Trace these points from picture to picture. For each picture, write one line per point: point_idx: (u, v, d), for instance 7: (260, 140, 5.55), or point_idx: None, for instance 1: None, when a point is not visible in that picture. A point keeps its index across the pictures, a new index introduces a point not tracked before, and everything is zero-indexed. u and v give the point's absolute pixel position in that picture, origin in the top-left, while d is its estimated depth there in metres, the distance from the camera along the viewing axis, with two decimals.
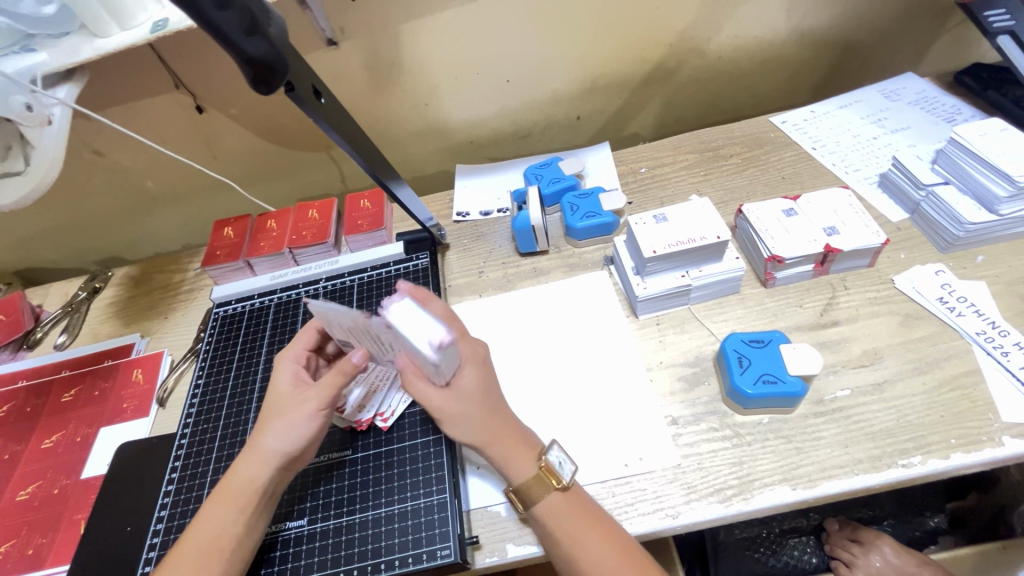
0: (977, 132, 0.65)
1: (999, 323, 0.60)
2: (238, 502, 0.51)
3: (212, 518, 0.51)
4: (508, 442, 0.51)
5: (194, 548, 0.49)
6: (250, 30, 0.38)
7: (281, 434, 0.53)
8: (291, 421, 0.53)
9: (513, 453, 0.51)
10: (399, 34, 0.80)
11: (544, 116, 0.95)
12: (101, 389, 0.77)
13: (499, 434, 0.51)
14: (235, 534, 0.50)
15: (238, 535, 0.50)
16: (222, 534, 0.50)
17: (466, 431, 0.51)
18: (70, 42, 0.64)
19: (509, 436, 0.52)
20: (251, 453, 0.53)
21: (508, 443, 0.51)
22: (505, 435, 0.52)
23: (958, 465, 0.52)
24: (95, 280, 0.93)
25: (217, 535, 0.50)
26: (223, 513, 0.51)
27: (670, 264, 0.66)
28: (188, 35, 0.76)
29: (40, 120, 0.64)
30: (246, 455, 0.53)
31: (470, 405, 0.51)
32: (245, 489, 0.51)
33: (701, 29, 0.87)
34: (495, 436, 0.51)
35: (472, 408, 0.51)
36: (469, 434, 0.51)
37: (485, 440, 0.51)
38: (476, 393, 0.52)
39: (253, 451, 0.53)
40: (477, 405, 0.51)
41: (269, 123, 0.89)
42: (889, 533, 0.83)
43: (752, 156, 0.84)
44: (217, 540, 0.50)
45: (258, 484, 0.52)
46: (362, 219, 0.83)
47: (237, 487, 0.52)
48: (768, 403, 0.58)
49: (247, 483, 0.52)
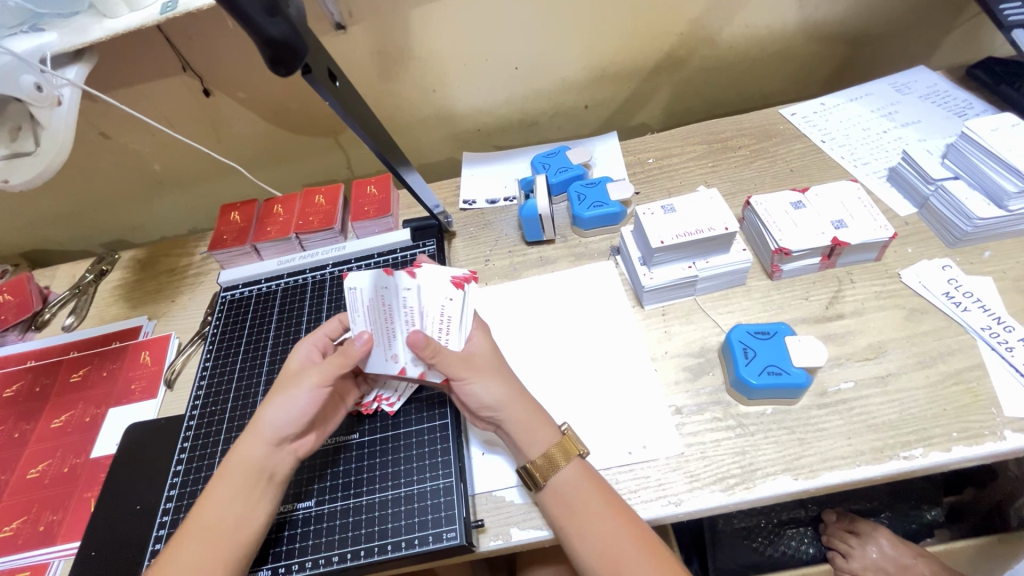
0: (988, 127, 0.65)
1: (1005, 318, 0.60)
2: (235, 484, 0.52)
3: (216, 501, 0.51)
4: (529, 412, 0.54)
5: (204, 531, 0.50)
6: (271, 11, 0.38)
7: (284, 411, 0.54)
8: (293, 398, 0.54)
9: (535, 423, 0.54)
10: (408, 19, 0.80)
11: (552, 104, 0.95)
12: (109, 370, 0.78)
13: (519, 402, 0.55)
14: (239, 517, 0.51)
15: (241, 516, 0.51)
16: (229, 514, 0.51)
17: (488, 392, 0.54)
18: (79, 22, 0.64)
19: (530, 407, 0.55)
20: (253, 430, 0.54)
21: (529, 413, 0.54)
22: (526, 405, 0.55)
23: (959, 458, 0.53)
24: (102, 262, 0.94)
25: (225, 517, 0.51)
26: (230, 496, 0.52)
27: (676, 256, 0.66)
28: (197, 17, 0.76)
29: (50, 100, 0.64)
30: (250, 434, 0.54)
31: (489, 367, 0.56)
32: (250, 469, 0.52)
33: (712, 19, 0.86)
34: (516, 401, 0.55)
35: (492, 369, 0.56)
36: (491, 396, 0.54)
37: (505, 400, 0.54)
38: (491, 358, 0.57)
39: (255, 429, 0.54)
40: (498, 379, 0.55)
41: (276, 108, 0.89)
42: (886, 524, 0.84)
43: (761, 148, 0.84)
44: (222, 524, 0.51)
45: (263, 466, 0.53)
46: (369, 206, 0.83)
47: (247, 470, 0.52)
48: (772, 394, 0.58)
49: (254, 465, 0.53)
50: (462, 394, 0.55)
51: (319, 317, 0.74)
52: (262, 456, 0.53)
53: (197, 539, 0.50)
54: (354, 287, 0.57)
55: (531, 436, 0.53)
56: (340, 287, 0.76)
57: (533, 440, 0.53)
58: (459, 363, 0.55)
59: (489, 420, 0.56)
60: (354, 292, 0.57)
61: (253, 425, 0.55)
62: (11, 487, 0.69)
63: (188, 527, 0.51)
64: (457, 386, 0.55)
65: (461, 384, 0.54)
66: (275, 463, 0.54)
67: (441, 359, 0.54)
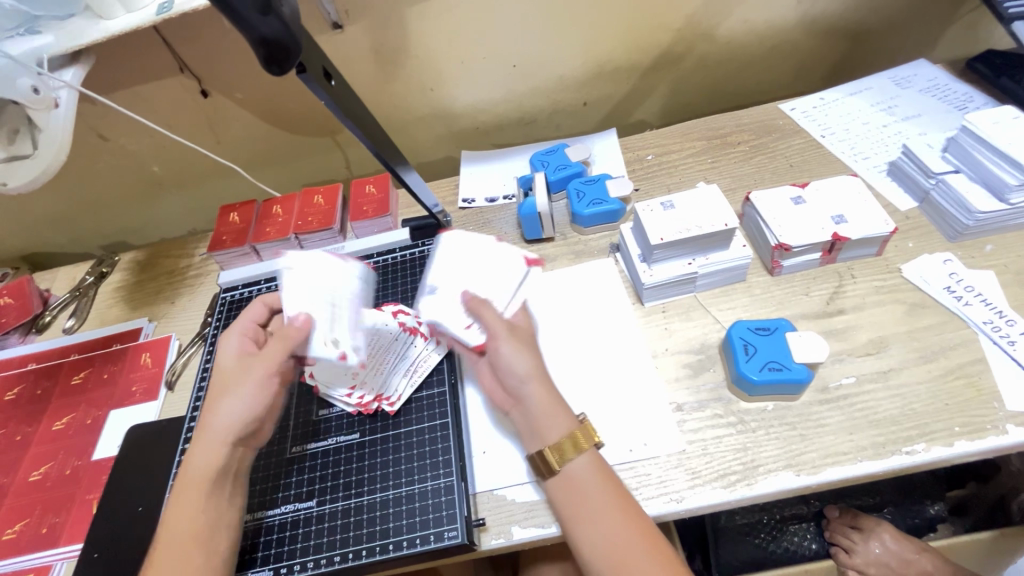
0: (989, 120, 0.64)
1: (1006, 312, 0.60)
2: (198, 483, 0.52)
3: (188, 505, 0.51)
4: (552, 396, 0.53)
5: (187, 535, 0.50)
6: (263, 10, 0.38)
7: (234, 408, 0.53)
8: (241, 394, 0.54)
9: (555, 410, 0.52)
10: (405, 17, 0.80)
11: (550, 102, 0.95)
12: (110, 372, 0.78)
13: (543, 385, 0.53)
14: (207, 521, 0.51)
15: (210, 521, 0.51)
16: (197, 515, 0.51)
17: (521, 361, 0.53)
18: (75, 24, 0.64)
19: (553, 392, 0.53)
20: (204, 431, 0.53)
21: (551, 398, 0.53)
22: (550, 389, 0.53)
23: (961, 453, 0.52)
24: (102, 265, 0.93)
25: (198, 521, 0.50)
26: (202, 499, 0.51)
27: (676, 252, 0.66)
28: (194, 17, 0.75)
29: (47, 103, 0.64)
30: (200, 438, 0.53)
31: (527, 340, 0.55)
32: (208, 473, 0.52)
33: (710, 14, 0.86)
34: (543, 384, 0.53)
35: (528, 346, 0.55)
36: (522, 367, 0.53)
37: (535, 375, 0.53)
38: (530, 333, 0.56)
39: (206, 430, 0.53)
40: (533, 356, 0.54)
41: (274, 108, 0.89)
42: (889, 520, 0.84)
43: (760, 144, 0.84)
44: (192, 526, 0.50)
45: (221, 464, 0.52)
46: (369, 205, 0.83)
47: (204, 468, 0.52)
48: (773, 390, 0.58)
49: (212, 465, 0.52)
50: (497, 359, 0.54)
51: None
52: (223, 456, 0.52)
53: (173, 549, 0.49)
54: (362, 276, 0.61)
55: (550, 420, 0.52)
56: None
57: (550, 425, 0.52)
58: (503, 325, 0.55)
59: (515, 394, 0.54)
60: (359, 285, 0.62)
61: (204, 427, 0.53)
62: (13, 490, 0.69)
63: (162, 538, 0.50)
64: (494, 349, 0.54)
65: (498, 346, 0.54)
66: (231, 462, 0.53)
67: (484, 315, 0.55)
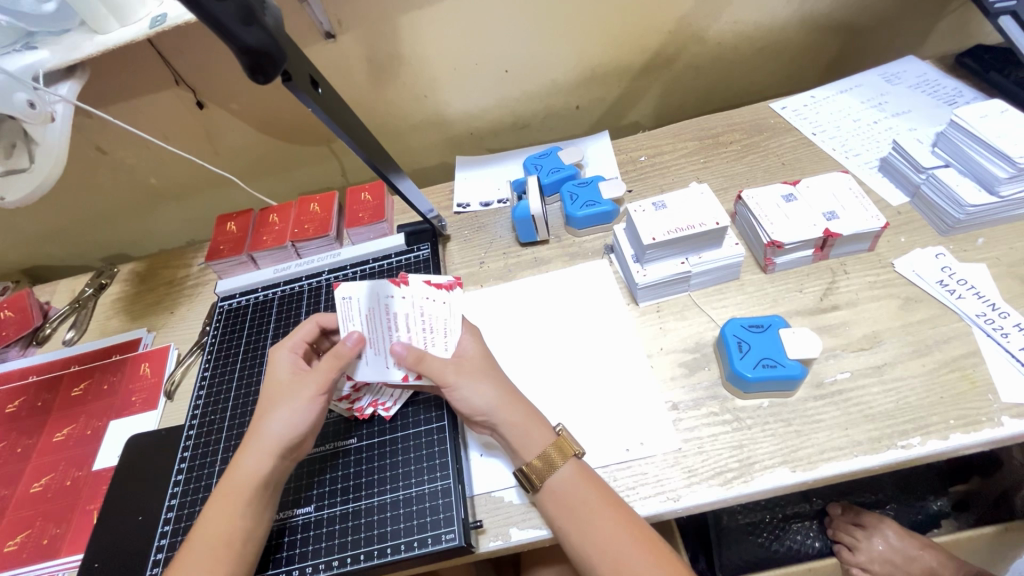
0: (977, 114, 0.65)
1: (999, 305, 0.60)
2: (234, 494, 0.52)
3: (212, 516, 0.51)
4: (522, 414, 0.54)
5: (209, 543, 0.50)
6: (246, 19, 0.38)
7: (283, 421, 0.54)
8: (293, 408, 0.55)
9: (529, 424, 0.54)
10: (396, 25, 0.81)
11: (543, 106, 0.95)
12: (110, 383, 0.78)
13: (512, 404, 0.55)
14: (244, 527, 0.51)
15: (246, 528, 0.51)
16: (229, 525, 0.51)
17: (477, 399, 0.55)
18: (70, 39, 0.64)
19: (523, 408, 0.55)
20: (252, 441, 0.54)
21: (523, 414, 0.54)
22: (518, 407, 0.55)
23: (957, 445, 0.52)
24: (102, 276, 0.94)
25: (226, 525, 0.51)
26: (229, 508, 0.51)
27: (669, 252, 0.66)
28: (188, 31, 0.76)
29: (44, 117, 0.65)
30: (248, 448, 0.54)
31: (479, 372, 0.56)
32: (248, 480, 0.52)
33: (699, 16, 0.86)
34: (506, 405, 0.55)
35: (482, 372, 0.56)
36: (479, 403, 0.55)
37: (498, 405, 0.54)
38: (481, 360, 0.58)
39: (253, 442, 0.54)
40: (489, 382, 0.56)
41: (269, 118, 0.90)
42: (892, 516, 0.84)
43: (752, 143, 0.84)
44: (218, 537, 0.50)
45: (263, 477, 0.52)
46: (364, 212, 0.83)
47: (243, 480, 0.52)
48: (767, 387, 0.58)
49: (255, 477, 0.52)
50: (457, 401, 0.55)
51: None
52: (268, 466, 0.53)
53: (201, 551, 0.50)
54: (346, 296, 0.60)
55: (526, 439, 0.53)
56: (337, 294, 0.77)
57: (527, 443, 0.53)
58: (450, 368, 0.56)
59: (484, 424, 0.56)
60: (346, 301, 0.60)
61: (251, 439, 0.54)
62: (14, 501, 0.69)
63: (192, 540, 0.51)
64: (450, 391, 0.55)
65: (452, 389, 0.55)
66: (278, 474, 0.54)
67: (429, 363, 0.56)
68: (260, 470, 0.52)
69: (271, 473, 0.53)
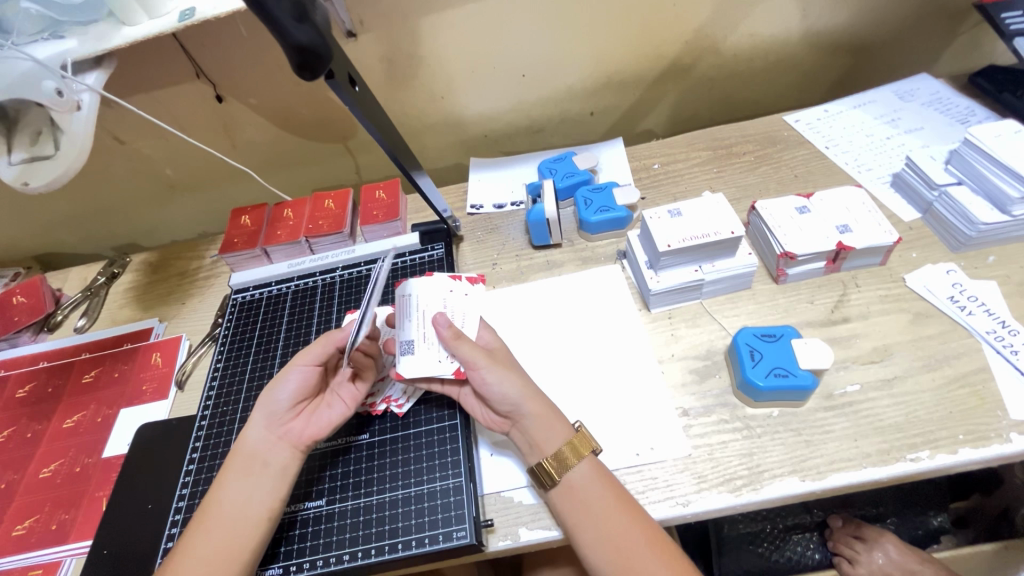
0: (992, 134, 0.65)
1: (1010, 322, 0.61)
2: (235, 468, 0.55)
3: (215, 490, 0.55)
4: (546, 406, 0.55)
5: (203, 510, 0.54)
6: (299, 18, 0.40)
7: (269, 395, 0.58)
8: (278, 382, 0.59)
9: (550, 418, 0.55)
10: (418, 27, 0.81)
11: (558, 110, 0.96)
12: (121, 371, 0.79)
13: (536, 396, 0.55)
14: (225, 498, 0.53)
15: (228, 498, 0.53)
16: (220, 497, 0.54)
17: (505, 386, 0.55)
18: (99, 30, 0.65)
19: (546, 402, 0.56)
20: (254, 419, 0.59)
21: (548, 407, 0.55)
22: (542, 401, 0.55)
23: (965, 460, 0.53)
24: (114, 265, 0.95)
25: (212, 494, 0.54)
26: (225, 482, 0.54)
27: (683, 259, 0.67)
28: (213, 26, 0.77)
29: (70, 105, 0.65)
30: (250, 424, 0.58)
31: (505, 362, 0.57)
32: (236, 451, 0.56)
33: (716, 28, 0.87)
34: (534, 395, 0.55)
35: (509, 364, 0.57)
36: (507, 390, 0.55)
37: (524, 394, 0.55)
38: (505, 352, 0.59)
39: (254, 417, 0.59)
40: (515, 372, 0.57)
41: (287, 114, 0.90)
42: (892, 530, 0.84)
43: (765, 154, 0.85)
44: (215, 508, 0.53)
45: (246, 448, 0.56)
46: (379, 210, 0.84)
47: (236, 452, 0.56)
48: (779, 396, 0.58)
49: (242, 448, 0.56)
50: (482, 384, 0.55)
51: (329, 317, 0.75)
52: (260, 438, 0.56)
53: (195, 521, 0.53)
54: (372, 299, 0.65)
55: (546, 433, 0.54)
56: (350, 290, 0.77)
57: (548, 437, 0.54)
58: (483, 353, 0.56)
59: (507, 415, 0.56)
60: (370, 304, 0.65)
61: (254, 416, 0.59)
62: (23, 486, 0.70)
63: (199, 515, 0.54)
64: (476, 374, 0.55)
65: (482, 374, 0.55)
66: (265, 448, 0.56)
67: (463, 344, 0.56)
68: (247, 441, 0.56)
69: (253, 443, 0.56)
